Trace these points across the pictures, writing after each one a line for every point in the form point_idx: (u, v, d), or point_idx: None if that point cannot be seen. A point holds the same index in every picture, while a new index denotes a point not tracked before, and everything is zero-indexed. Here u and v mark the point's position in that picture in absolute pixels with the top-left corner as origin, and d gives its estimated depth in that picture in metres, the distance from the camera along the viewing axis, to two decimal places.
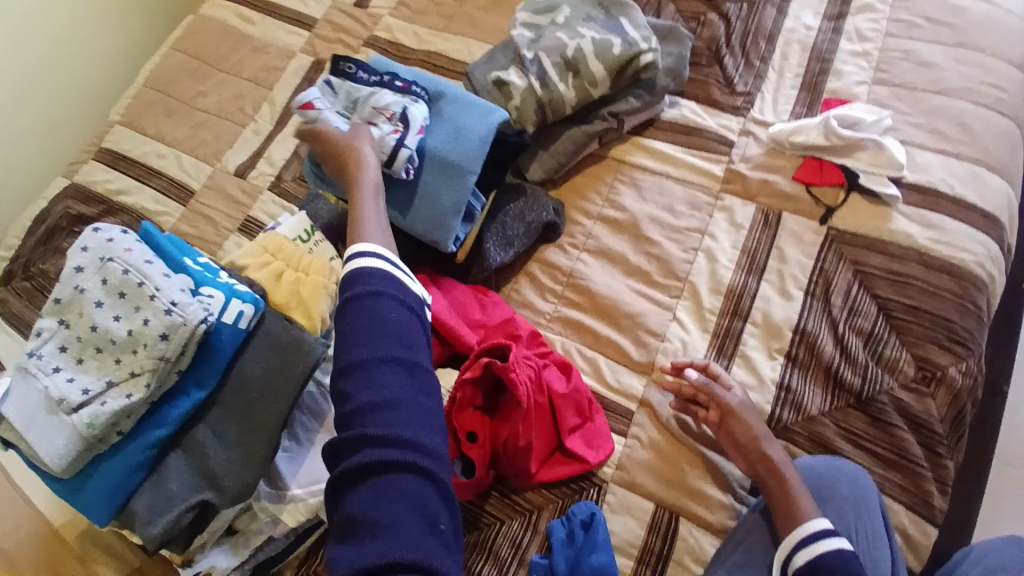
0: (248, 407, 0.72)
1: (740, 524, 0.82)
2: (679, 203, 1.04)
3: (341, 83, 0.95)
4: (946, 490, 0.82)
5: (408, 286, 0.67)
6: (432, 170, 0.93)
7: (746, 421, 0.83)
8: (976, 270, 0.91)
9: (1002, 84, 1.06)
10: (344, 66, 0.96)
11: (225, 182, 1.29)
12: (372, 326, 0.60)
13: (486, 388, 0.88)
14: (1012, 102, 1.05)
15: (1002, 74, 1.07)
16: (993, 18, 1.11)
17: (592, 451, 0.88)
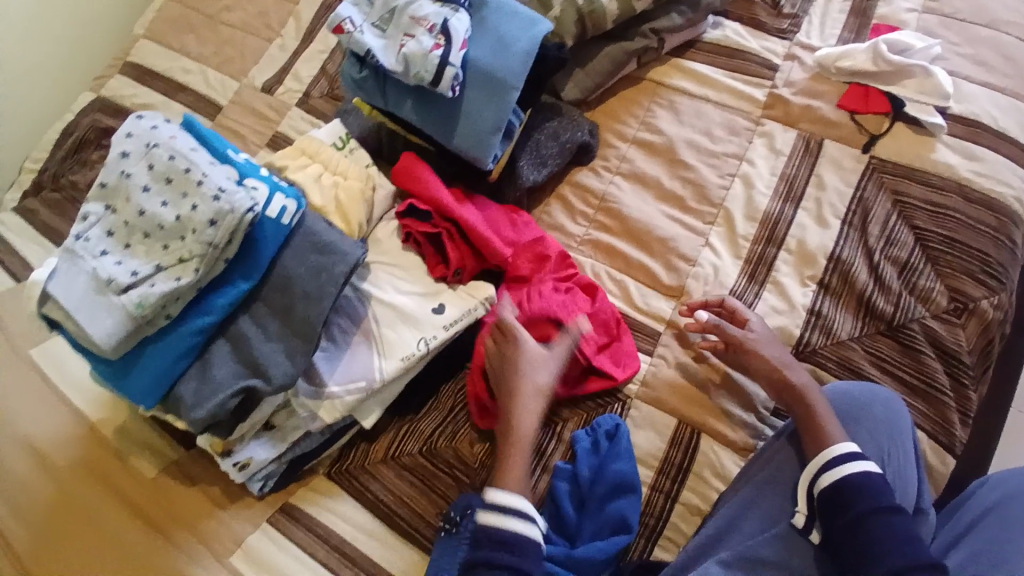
0: (290, 302, 0.73)
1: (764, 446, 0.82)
2: (718, 127, 1.02)
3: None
4: (967, 420, 0.83)
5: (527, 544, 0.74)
6: (475, 86, 0.84)
7: (763, 357, 0.82)
8: (1014, 204, 0.90)
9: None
10: None
11: (252, 98, 1.26)
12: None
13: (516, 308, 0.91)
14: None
15: None
16: None
17: (619, 368, 0.89)
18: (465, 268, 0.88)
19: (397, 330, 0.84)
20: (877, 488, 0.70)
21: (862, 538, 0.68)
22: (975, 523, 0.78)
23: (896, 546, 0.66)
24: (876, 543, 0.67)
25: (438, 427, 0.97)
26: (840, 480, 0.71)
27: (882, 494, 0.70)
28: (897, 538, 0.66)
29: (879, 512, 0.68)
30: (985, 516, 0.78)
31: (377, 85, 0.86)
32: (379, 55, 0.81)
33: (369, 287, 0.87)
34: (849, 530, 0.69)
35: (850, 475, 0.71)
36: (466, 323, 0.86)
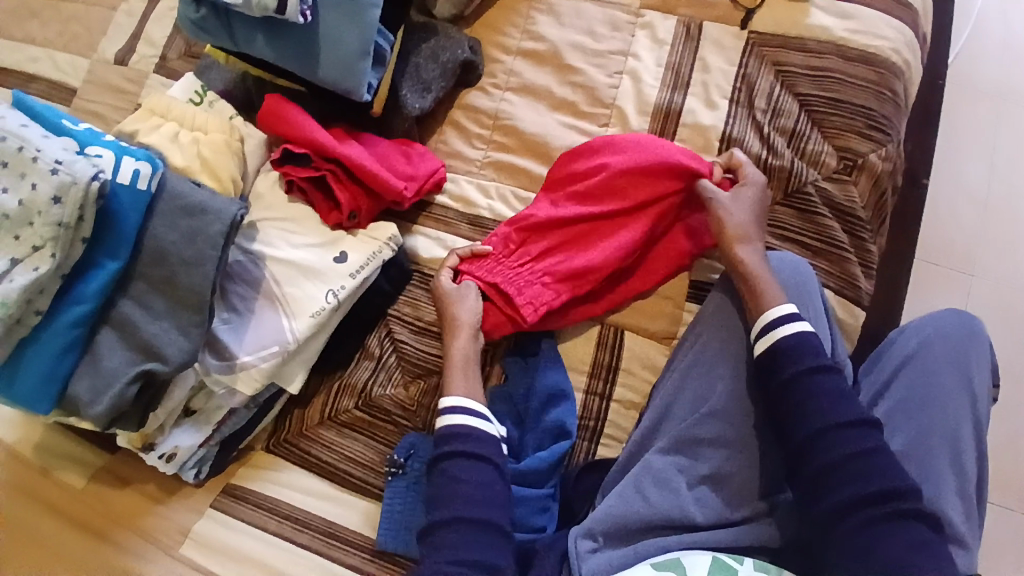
0: (169, 274, 0.69)
1: (693, 327, 0.83)
2: (600, 26, 0.99)
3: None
4: (869, 271, 0.87)
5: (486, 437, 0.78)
6: (330, 7, 0.78)
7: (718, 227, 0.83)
8: (891, 56, 0.91)
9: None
10: None
11: (104, 71, 1.14)
12: (455, 490, 0.73)
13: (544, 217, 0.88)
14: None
15: None
16: None
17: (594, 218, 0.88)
18: (359, 209, 0.84)
19: (301, 287, 0.80)
20: (814, 348, 0.73)
21: (793, 398, 0.70)
22: (895, 372, 0.82)
23: (830, 404, 0.68)
24: (808, 400, 0.69)
25: (370, 376, 0.91)
26: (775, 344, 0.74)
27: (817, 352, 0.72)
28: (830, 395, 0.69)
29: (816, 370, 0.71)
30: (902, 367, 0.82)
31: (221, 24, 0.79)
32: None
33: (261, 248, 0.82)
34: (782, 390, 0.71)
35: (789, 334, 0.73)
36: (373, 267, 0.83)
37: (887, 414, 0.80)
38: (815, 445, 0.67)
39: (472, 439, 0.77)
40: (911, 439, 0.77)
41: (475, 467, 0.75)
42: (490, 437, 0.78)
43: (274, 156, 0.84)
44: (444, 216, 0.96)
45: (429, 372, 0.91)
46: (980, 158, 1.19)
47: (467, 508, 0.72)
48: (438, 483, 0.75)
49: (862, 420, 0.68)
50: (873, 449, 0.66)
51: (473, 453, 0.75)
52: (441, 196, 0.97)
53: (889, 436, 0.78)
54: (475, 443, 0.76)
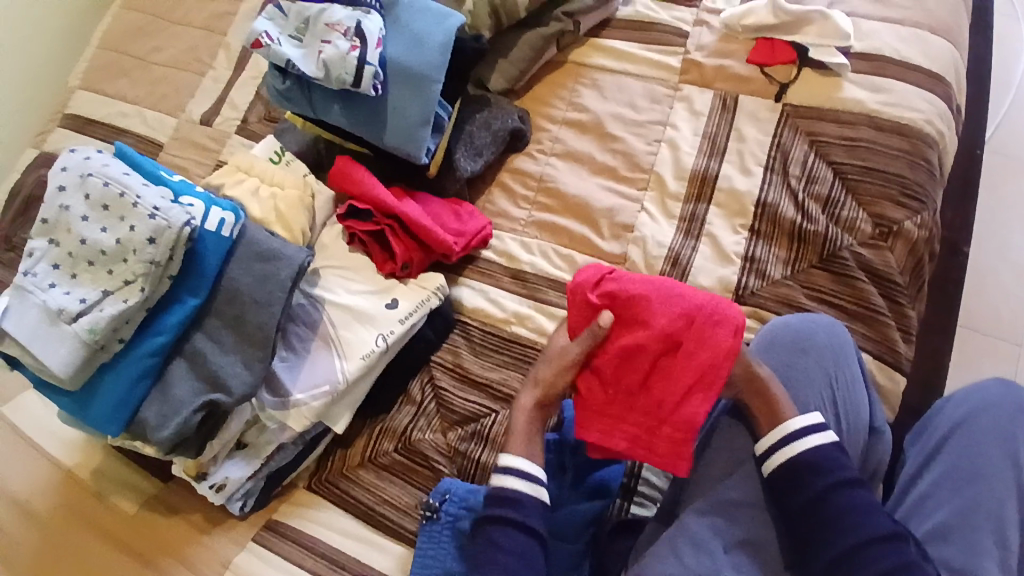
0: (240, 313, 0.76)
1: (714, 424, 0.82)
2: (639, 98, 1.07)
3: (290, 5, 0.85)
4: (909, 337, 0.87)
5: (530, 496, 0.75)
6: (398, 82, 0.87)
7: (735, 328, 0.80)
8: (924, 127, 0.93)
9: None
10: None
11: (192, 131, 1.29)
12: (488, 555, 0.72)
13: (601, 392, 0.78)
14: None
15: None
16: None
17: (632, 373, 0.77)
18: (412, 260, 0.89)
19: (354, 331, 0.86)
20: (839, 461, 0.71)
21: (819, 507, 0.69)
22: (942, 444, 0.80)
23: (861, 518, 0.68)
24: (843, 514, 0.68)
25: (411, 421, 0.95)
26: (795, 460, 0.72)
27: (842, 465, 0.71)
28: (861, 507, 0.68)
29: (842, 485, 0.70)
30: (949, 438, 0.80)
31: (301, 94, 0.89)
32: (300, 63, 0.83)
33: (321, 292, 0.88)
34: (812, 503, 0.70)
35: (808, 450, 0.72)
36: (421, 313, 0.87)
37: (934, 486, 0.78)
38: (853, 559, 0.66)
39: (521, 505, 0.74)
40: (957, 511, 0.75)
41: (523, 538, 0.72)
42: (536, 502, 0.75)
43: (337, 214, 0.91)
44: (488, 270, 1.02)
45: (467, 419, 0.94)
46: None
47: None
48: (479, 548, 0.73)
49: (893, 534, 0.67)
50: (908, 566, 0.65)
51: (517, 521, 0.73)
52: (487, 251, 1.03)
53: (934, 508, 0.77)
54: (523, 510, 0.74)
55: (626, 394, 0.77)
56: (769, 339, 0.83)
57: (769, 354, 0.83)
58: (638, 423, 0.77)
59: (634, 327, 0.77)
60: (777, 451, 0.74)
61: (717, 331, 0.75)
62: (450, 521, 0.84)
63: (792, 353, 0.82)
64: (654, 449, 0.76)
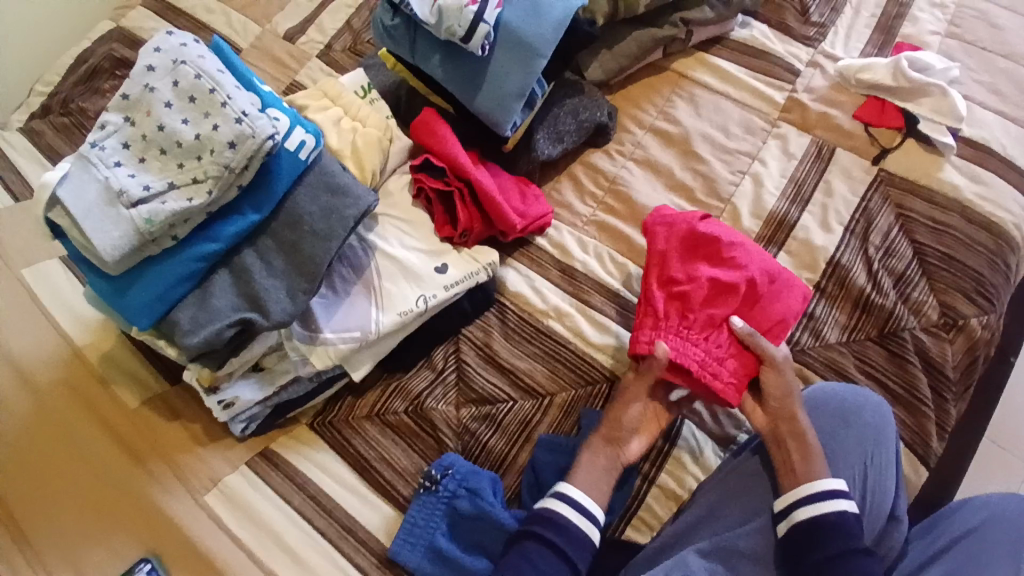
0: (298, 240, 0.74)
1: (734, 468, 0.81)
2: (734, 124, 1.03)
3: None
4: (944, 433, 0.85)
5: (579, 531, 0.75)
6: (505, 48, 0.84)
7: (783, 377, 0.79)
8: (1014, 231, 0.90)
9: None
10: None
11: (272, 44, 1.26)
12: (518, 564, 0.72)
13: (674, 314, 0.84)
14: None
15: None
16: None
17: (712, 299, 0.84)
18: (471, 230, 0.86)
19: (398, 285, 0.83)
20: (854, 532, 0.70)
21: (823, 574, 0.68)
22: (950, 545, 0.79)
23: None
24: None
25: (427, 387, 0.92)
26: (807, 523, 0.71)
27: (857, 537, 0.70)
28: None
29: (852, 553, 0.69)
30: (960, 540, 0.79)
31: (405, 36, 0.85)
32: (413, 2, 0.79)
33: (375, 238, 0.85)
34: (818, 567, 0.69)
35: (827, 515, 0.71)
36: (467, 285, 0.85)
37: None
38: None
39: (566, 532, 0.74)
40: None
41: (550, 558, 0.73)
42: (580, 535, 0.75)
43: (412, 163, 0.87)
44: (539, 258, 1.00)
45: (484, 400, 0.91)
46: None
47: None
48: (510, 557, 0.73)
49: None
50: None
51: (557, 545, 0.73)
52: (542, 238, 1.01)
53: None
54: (566, 538, 0.74)
55: (707, 316, 0.82)
56: (810, 402, 0.82)
57: (809, 416, 0.82)
58: (709, 345, 0.82)
59: (727, 266, 0.84)
60: (790, 511, 0.73)
61: (789, 297, 0.85)
62: (448, 496, 0.83)
63: (834, 422, 0.81)
64: (715, 377, 0.81)
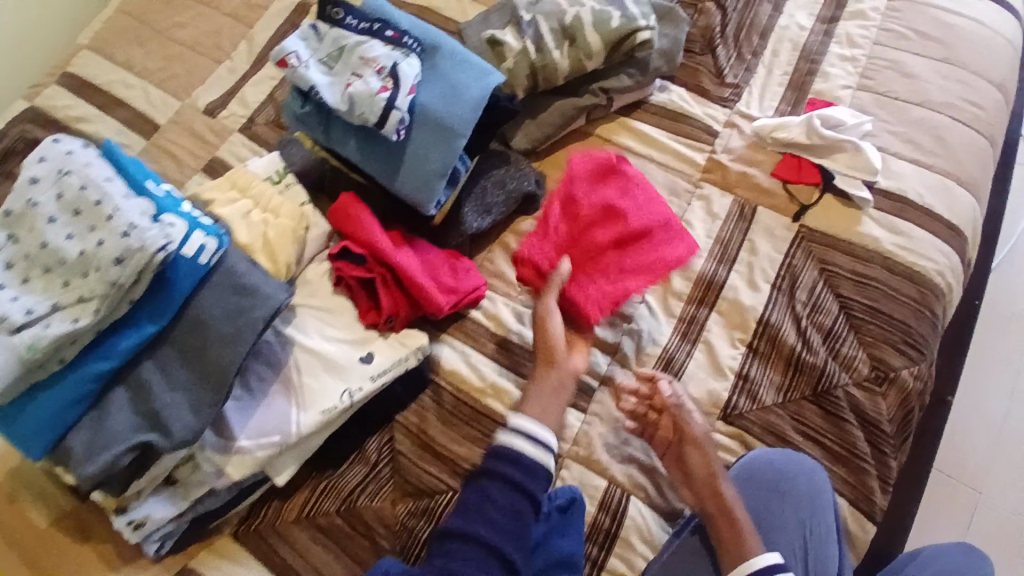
0: (201, 348, 0.70)
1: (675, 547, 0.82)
2: (659, 187, 1.04)
3: (328, 29, 0.81)
4: (886, 487, 0.85)
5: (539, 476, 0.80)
6: (423, 130, 0.82)
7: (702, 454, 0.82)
8: (935, 278, 0.92)
9: (983, 103, 1.06)
10: (330, 11, 0.82)
11: (193, 119, 1.23)
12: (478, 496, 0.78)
13: (565, 212, 1.01)
14: (985, 123, 1.05)
15: (984, 93, 1.07)
16: (979, 39, 1.11)
17: (606, 221, 1.00)
18: (397, 315, 0.83)
19: (320, 380, 0.79)
20: None
21: None
22: None
23: None
24: None
25: (360, 483, 0.87)
26: None
27: None
28: None
29: None
30: None
31: (319, 121, 0.83)
32: (323, 91, 0.77)
33: (292, 332, 0.81)
34: None
35: None
36: (395, 373, 0.81)
37: None
38: None
39: (519, 463, 0.80)
40: None
41: (507, 516, 0.77)
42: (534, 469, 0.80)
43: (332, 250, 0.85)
44: (473, 333, 0.97)
45: (420, 493, 0.87)
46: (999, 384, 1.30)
47: (491, 535, 0.75)
48: (471, 498, 0.79)
49: None
50: None
51: (512, 480, 0.79)
52: (476, 311, 0.98)
53: None
54: (523, 472, 0.79)
55: (588, 224, 1.00)
56: (748, 474, 0.85)
57: (749, 489, 0.85)
58: (576, 261, 0.98)
59: (625, 234, 0.98)
60: None
61: (677, 247, 0.98)
62: None
63: (768, 492, 0.84)
64: (574, 297, 0.95)
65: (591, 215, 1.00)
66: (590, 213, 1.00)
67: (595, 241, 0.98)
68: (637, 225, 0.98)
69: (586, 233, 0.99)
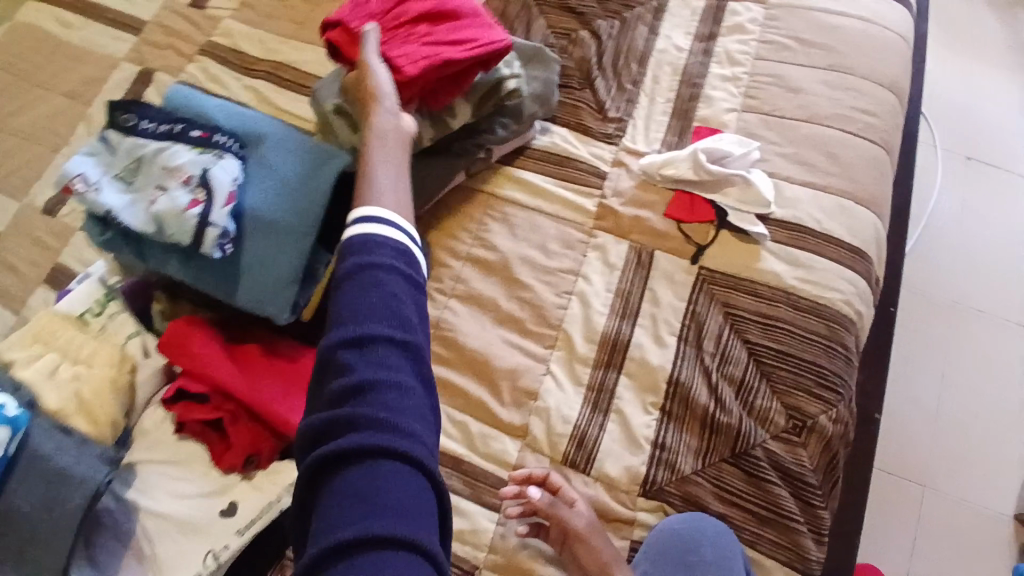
0: (15, 553, 0.61)
1: None
2: (552, 241, 0.97)
3: (121, 140, 0.72)
4: (822, 541, 0.79)
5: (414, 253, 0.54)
6: (258, 236, 0.73)
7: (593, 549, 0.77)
8: (842, 309, 0.88)
9: (874, 109, 1.00)
10: (122, 120, 0.73)
11: (30, 220, 1.08)
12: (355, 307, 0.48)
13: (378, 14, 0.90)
14: (882, 129, 0.99)
15: (878, 99, 1.01)
16: (866, 38, 1.04)
17: (421, 2, 0.91)
18: (258, 451, 0.73)
19: (176, 547, 0.68)
20: None
21: None
22: None
23: None
24: None
25: None
26: None
27: None
28: None
29: None
30: None
31: (131, 245, 0.72)
32: (124, 215, 0.68)
33: (136, 495, 0.70)
34: None
35: None
36: (266, 520, 0.71)
37: None
38: None
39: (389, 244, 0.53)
40: None
41: (410, 289, 0.51)
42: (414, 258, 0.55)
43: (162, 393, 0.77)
44: None
45: None
46: (933, 369, 1.28)
47: (397, 394, 0.44)
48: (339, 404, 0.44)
49: None
50: None
51: (399, 266, 0.51)
52: None
53: None
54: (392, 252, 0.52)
55: (401, 21, 0.89)
56: (651, 552, 0.79)
57: (655, 566, 0.79)
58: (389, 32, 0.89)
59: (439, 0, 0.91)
60: None
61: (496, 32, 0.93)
62: None
63: (678, 566, 0.78)
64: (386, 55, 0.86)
65: (405, 5, 0.91)
66: (404, 6, 0.90)
67: (408, 21, 0.89)
68: (452, 18, 0.91)
69: (400, 13, 0.90)
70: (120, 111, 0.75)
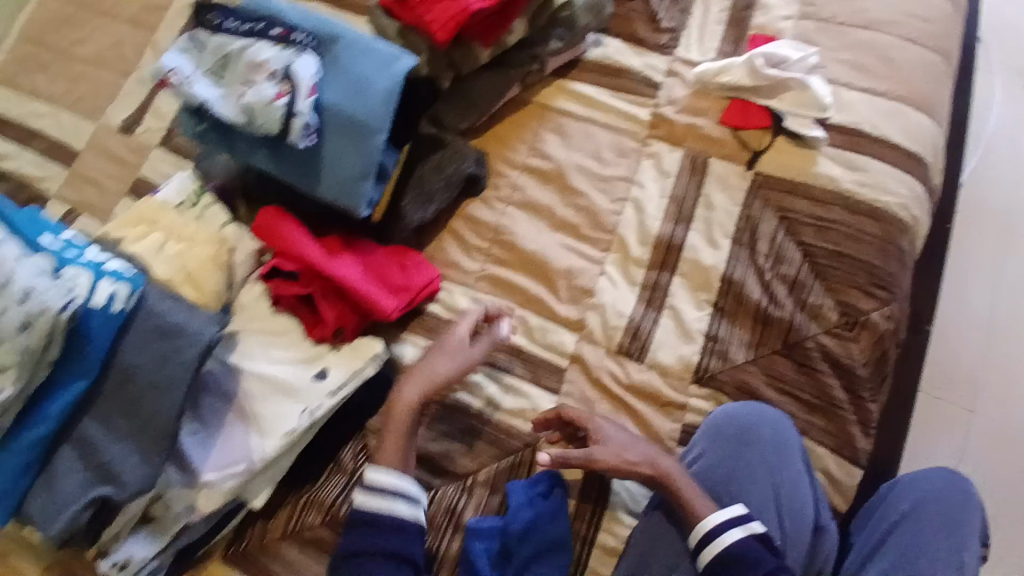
0: (137, 399, 0.67)
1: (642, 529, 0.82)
2: (606, 150, 0.99)
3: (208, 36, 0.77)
4: (869, 431, 0.84)
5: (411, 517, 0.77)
6: (337, 132, 0.77)
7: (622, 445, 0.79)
8: (899, 213, 0.89)
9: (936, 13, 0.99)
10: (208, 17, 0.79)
11: (110, 141, 1.15)
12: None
13: None
14: (935, 35, 0.98)
15: (933, 6, 1.00)
16: None
17: None
18: (344, 326, 0.81)
19: (275, 406, 0.77)
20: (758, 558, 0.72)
21: None
22: (885, 536, 0.82)
23: None
24: None
25: (340, 494, 0.87)
26: (719, 557, 0.73)
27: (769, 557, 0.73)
28: None
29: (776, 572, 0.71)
30: (891, 530, 0.82)
31: (221, 137, 0.79)
32: (216, 106, 0.74)
33: (238, 360, 0.78)
34: None
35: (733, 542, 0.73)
36: (353, 386, 0.78)
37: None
38: None
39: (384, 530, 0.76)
40: None
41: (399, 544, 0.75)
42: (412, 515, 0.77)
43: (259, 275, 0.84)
44: (434, 327, 0.93)
45: None
46: None
47: None
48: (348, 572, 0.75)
49: None
50: None
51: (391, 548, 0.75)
52: (433, 305, 0.95)
53: None
54: (404, 530, 0.76)
55: None
56: (713, 428, 0.83)
57: (714, 443, 0.82)
58: None
59: None
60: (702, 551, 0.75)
61: None
62: None
63: (737, 445, 0.82)
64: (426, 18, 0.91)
65: None
66: None
67: None
68: None
69: None
70: (204, 11, 0.81)
